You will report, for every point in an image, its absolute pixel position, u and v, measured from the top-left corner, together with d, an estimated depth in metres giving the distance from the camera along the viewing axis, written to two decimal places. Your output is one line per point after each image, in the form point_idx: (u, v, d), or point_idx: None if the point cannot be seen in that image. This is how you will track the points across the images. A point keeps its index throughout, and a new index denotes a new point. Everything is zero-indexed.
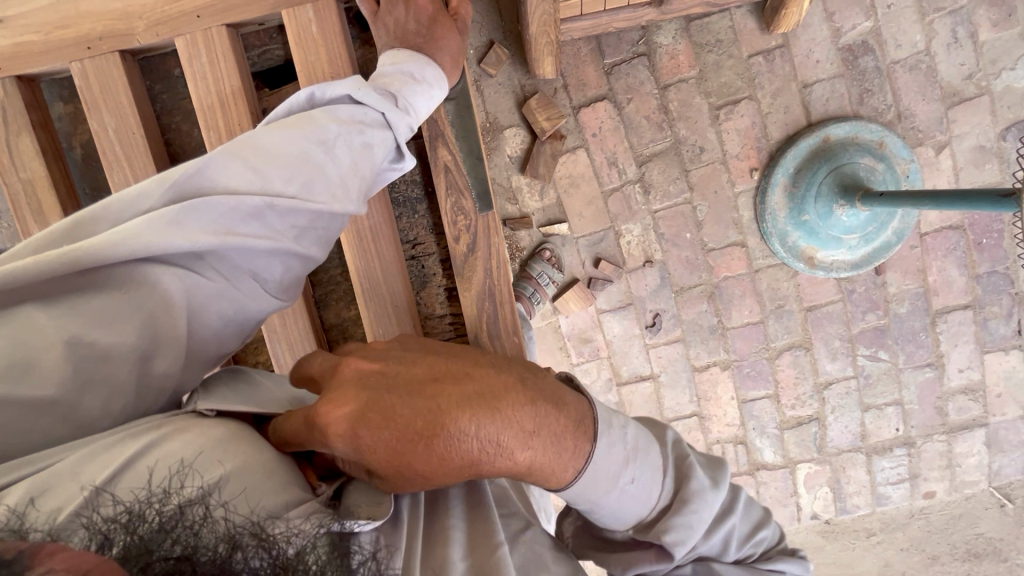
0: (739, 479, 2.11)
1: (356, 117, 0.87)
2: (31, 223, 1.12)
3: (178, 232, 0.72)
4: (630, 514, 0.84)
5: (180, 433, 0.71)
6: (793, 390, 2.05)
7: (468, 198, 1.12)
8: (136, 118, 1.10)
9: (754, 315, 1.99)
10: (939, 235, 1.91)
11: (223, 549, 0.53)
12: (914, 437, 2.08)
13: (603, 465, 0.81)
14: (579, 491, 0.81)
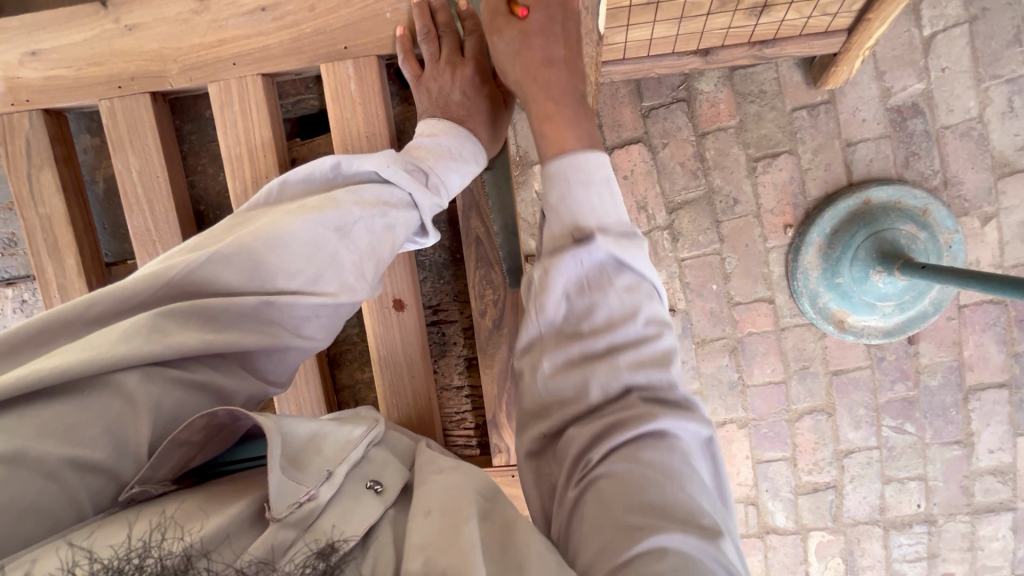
0: (746, 540, 2.05)
1: (381, 198, 0.85)
2: (46, 257, 1.11)
3: (169, 338, 0.67)
4: (570, 211, 0.81)
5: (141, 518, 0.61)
6: (812, 455, 1.97)
7: (498, 271, 1.12)
8: (161, 161, 1.08)
9: (776, 374, 1.92)
10: (978, 309, 1.82)
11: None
12: (936, 515, 1.98)
13: (597, 163, 0.83)
14: (572, 166, 0.83)
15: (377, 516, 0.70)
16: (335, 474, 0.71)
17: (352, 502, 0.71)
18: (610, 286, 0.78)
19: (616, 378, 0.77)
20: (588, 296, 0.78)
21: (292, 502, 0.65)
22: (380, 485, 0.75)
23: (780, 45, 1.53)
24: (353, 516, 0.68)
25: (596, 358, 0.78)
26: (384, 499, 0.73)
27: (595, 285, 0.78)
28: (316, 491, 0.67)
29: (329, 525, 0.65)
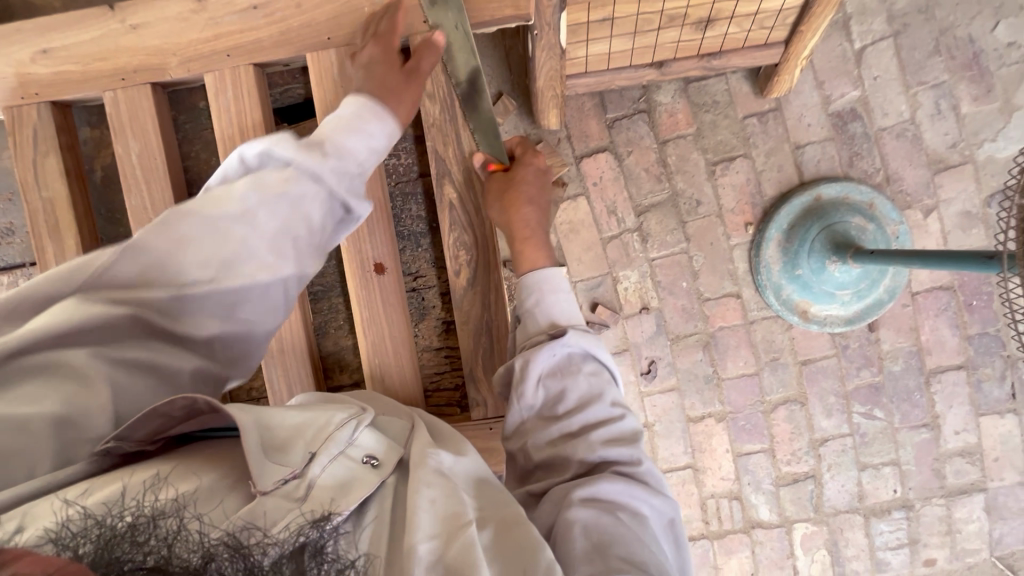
0: (733, 536, 2.07)
1: (284, 179, 0.90)
2: (46, 238, 1.16)
3: (87, 314, 0.75)
4: (544, 315, 1.06)
5: (122, 476, 0.71)
6: (789, 445, 2.02)
7: (471, 233, 1.19)
8: (160, 145, 1.16)
9: (749, 366, 2.00)
10: (930, 295, 1.94)
11: (198, 561, 0.55)
12: (913, 500, 2.03)
13: (560, 276, 1.09)
14: (542, 276, 1.08)
15: (372, 484, 0.81)
16: (319, 453, 0.81)
17: (347, 472, 0.82)
18: (578, 376, 1.00)
19: (591, 450, 0.95)
20: (560, 384, 1.00)
21: (277, 479, 0.74)
22: (376, 460, 0.87)
23: (726, 57, 1.69)
24: (348, 486, 0.79)
25: (568, 435, 0.98)
26: (380, 472, 0.84)
27: (563, 374, 1.00)
28: (299, 470, 0.77)
29: (315, 499, 0.74)
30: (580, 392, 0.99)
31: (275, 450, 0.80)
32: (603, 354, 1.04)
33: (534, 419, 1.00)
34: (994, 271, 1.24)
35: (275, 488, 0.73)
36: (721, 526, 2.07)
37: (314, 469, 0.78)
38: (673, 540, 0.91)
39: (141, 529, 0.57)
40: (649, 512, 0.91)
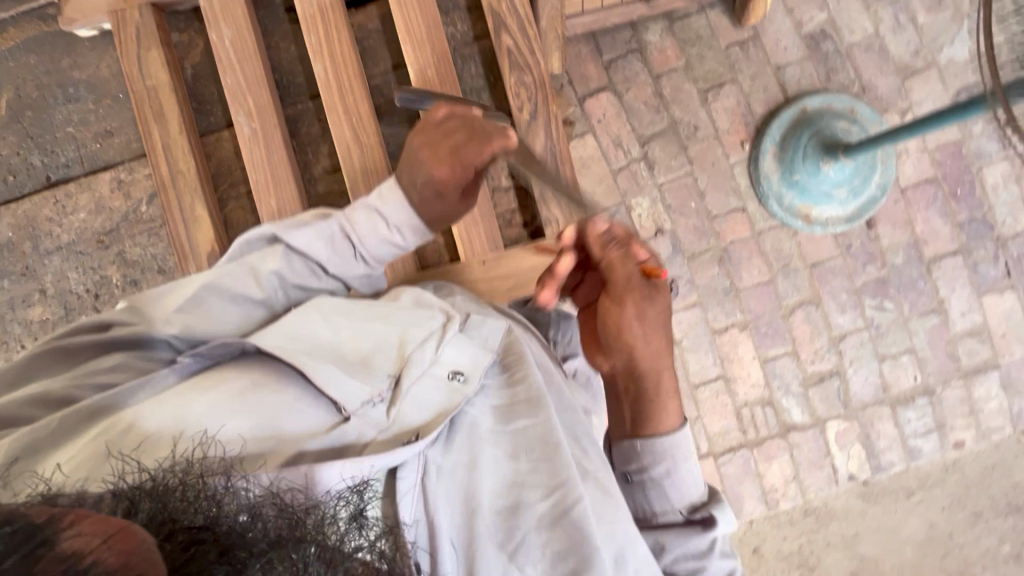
0: (771, 442, 2.15)
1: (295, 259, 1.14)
2: (152, 120, 1.38)
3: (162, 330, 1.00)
4: (677, 486, 1.13)
5: (219, 380, 0.87)
6: (811, 346, 2.14)
7: (528, 75, 1.50)
8: (248, 28, 1.39)
9: (763, 274, 2.13)
10: (918, 189, 2.12)
11: (240, 520, 0.62)
12: (933, 385, 2.15)
13: (689, 442, 1.14)
14: (670, 445, 1.13)
15: (457, 401, 1.01)
16: (402, 377, 1.00)
17: (431, 391, 1.02)
18: (713, 559, 1.09)
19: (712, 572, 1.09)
20: (697, 563, 1.09)
21: (369, 401, 0.95)
22: (462, 375, 1.05)
23: None
24: (436, 413, 0.99)
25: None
26: (466, 386, 1.04)
27: (702, 560, 1.09)
28: (387, 395, 0.97)
29: (412, 426, 0.96)
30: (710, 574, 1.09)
31: (365, 367, 0.99)
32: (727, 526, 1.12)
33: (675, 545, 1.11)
34: (976, 113, 1.37)
35: (360, 411, 0.93)
36: (758, 433, 2.15)
37: (399, 399, 0.97)
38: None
39: (196, 491, 0.63)
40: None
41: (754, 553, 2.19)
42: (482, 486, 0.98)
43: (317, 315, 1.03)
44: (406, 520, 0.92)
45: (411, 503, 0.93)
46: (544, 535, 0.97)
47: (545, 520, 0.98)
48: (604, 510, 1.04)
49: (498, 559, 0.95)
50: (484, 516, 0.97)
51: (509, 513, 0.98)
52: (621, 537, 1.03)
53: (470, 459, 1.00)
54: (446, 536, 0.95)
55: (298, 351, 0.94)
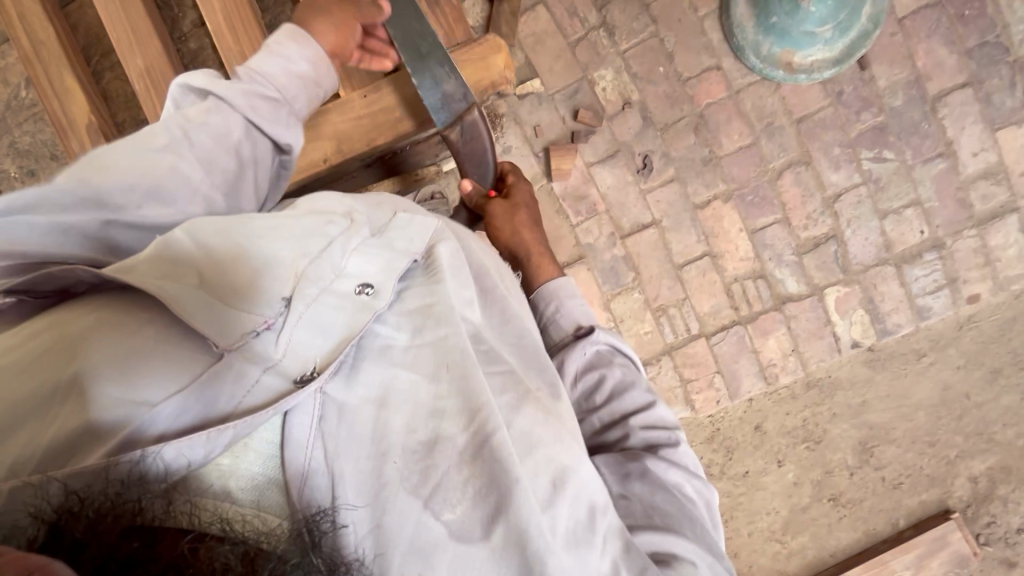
0: (766, 317, 2.06)
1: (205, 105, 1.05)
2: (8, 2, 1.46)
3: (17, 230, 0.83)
4: (563, 319, 1.28)
5: (55, 329, 0.75)
6: (803, 210, 1.99)
7: None
8: None
9: (745, 138, 1.96)
10: (917, 17, 1.89)
11: (189, 543, 0.55)
12: (943, 237, 1.98)
13: (569, 283, 1.33)
14: (552, 289, 1.32)
15: (362, 322, 0.88)
16: (293, 299, 0.86)
17: (331, 313, 0.87)
18: (612, 367, 1.20)
19: (615, 383, 1.18)
20: (596, 374, 1.19)
21: (250, 329, 0.82)
22: (371, 288, 0.91)
23: None
24: (338, 342, 0.86)
25: (609, 421, 1.16)
26: (375, 300, 0.90)
27: (600, 367, 1.19)
28: (273, 322, 0.84)
29: (301, 357, 0.84)
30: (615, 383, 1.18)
31: (250, 291, 0.84)
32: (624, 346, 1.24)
33: (575, 367, 1.21)
34: None
35: (242, 346, 0.80)
36: (751, 309, 2.05)
37: (287, 327, 0.84)
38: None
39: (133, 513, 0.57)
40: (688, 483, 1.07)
41: (757, 431, 2.14)
42: (392, 423, 0.86)
43: (193, 235, 0.87)
44: (297, 467, 0.79)
45: (304, 452, 0.80)
46: (469, 472, 0.85)
47: (463, 452, 0.85)
48: (541, 435, 0.92)
49: (414, 505, 0.83)
50: (396, 458, 0.84)
51: (427, 450, 0.85)
52: (563, 458, 0.93)
53: (379, 395, 0.88)
54: (351, 484, 0.83)
55: (161, 283, 0.80)
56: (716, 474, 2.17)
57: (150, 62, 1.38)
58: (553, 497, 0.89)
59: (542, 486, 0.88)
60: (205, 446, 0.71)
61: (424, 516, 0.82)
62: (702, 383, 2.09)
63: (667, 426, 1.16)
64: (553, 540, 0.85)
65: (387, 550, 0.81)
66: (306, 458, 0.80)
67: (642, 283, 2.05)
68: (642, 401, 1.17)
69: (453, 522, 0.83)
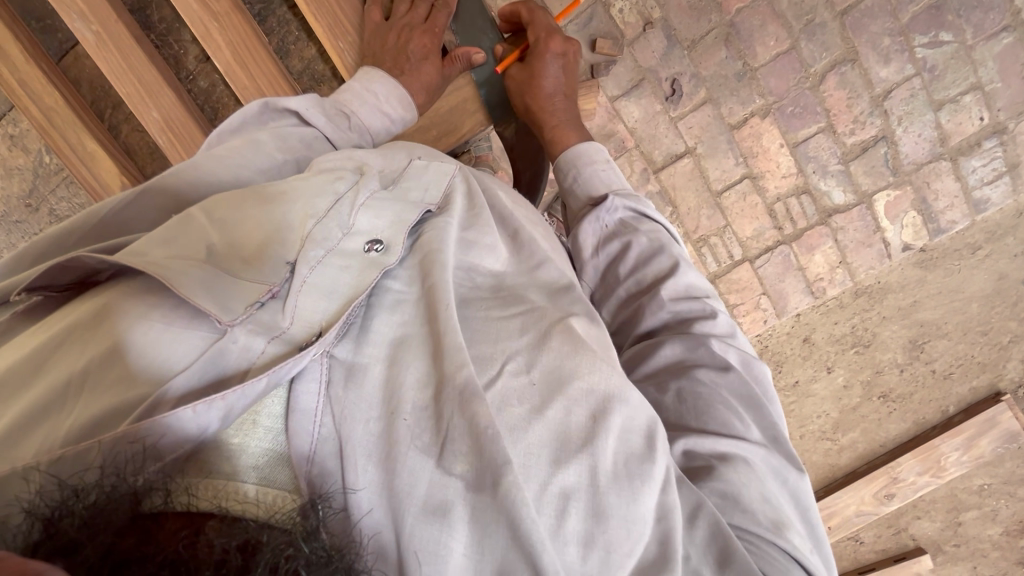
0: (812, 233, 1.99)
1: (304, 142, 1.09)
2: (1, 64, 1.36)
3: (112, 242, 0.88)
4: (585, 188, 1.12)
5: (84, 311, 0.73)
6: (849, 114, 1.85)
7: None
8: None
9: (782, 42, 1.79)
10: None
11: (189, 535, 0.51)
12: (1005, 122, 1.84)
13: (594, 145, 1.15)
14: (575, 152, 1.15)
15: (371, 276, 0.83)
16: (297, 264, 0.81)
17: (336, 273, 0.82)
18: (632, 232, 1.02)
19: (638, 247, 1.01)
20: (619, 242, 1.03)
21: (255, 300, 0.76)
22: (380, 243, 0.87)
23: None
24: (344, 300, 0.79)
25: (635, 293, 1.00)
26: (388, 255, 0.86)
27: (622, 233, 1.03)
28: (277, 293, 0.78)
29: (298, 324, 0.76)
30: (638, 250, 1.01)
31: (256, 259, 0.80)
32: (649, 209, 1.06)
33: (593, 239, 1.06)
34: None
35: (246, 320, 0.73)
36: (795, 227, 1.99)
37: (292, 295, 0.78)
38: (805, 519, 0.83)
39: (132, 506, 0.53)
40: (727, 356, 0.91)
41: (805, 343, 2.17)
42: (402, 380, 0.77)
43: (208, 210, 0.84)
44: (303, 438, 0.72)
45: (310, 420, 0.73)
46: (481, 419, 0.72)
47: (468, 393, 0.73)
48: (572, 368, 0.80)
49: (424, 465, 0.71)
50: (406, 416, 0.74)
51: (436, 401, 0.75)
52: (603, 388, 0.78)
53: (388, 353, 0.80)
54: (357, 448, 0.72)
55: (168, 253, 0.75)
56: None
57: (168, 115, 1.32)
58: (592, 433, 0.75)
59: (578, 421, 0.76)
60: (219, 414, 0.66)
61: (438, 475, 0.71)
62: (748, 307, 2.09)
63: (701, 295, 0.98)
64: (594, 482, 0.72)
65: (398, 510, 0.69)
66: (312, 426, 0.73)
67: (680, 216, 1.99)
68: (671, 274, 0.97)
69: (468, 477, 0.71)
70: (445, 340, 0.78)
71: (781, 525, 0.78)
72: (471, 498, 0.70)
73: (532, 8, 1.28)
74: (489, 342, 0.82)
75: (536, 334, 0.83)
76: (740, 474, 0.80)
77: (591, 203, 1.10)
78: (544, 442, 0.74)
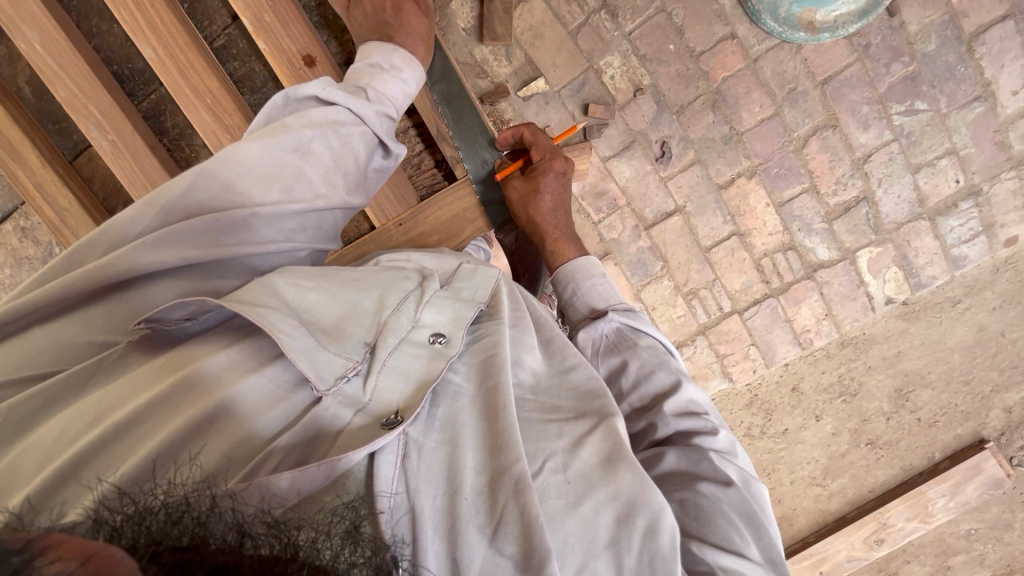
0: (798, 287, 2.05)
1: (329, 118, 1.00)
2: (10, 161, 1.39)
3: (165, 252, 0.83)
4: (585, 301, 1.16)
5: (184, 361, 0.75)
6: (831, 175, 1.93)
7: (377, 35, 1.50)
8: (61, 35, 1.27)
9: (766, 109, 1.87)
10: None
11: (232, 539, 0.52)
12: (979, 184, 1.93)
13: (592, 262, 1.20)
14: (574, 266, 1.20)
15: (439, 367, 0.84)
16: (377, 347, 0.84)
17: (411, 359, 0.85)
18: (634, 350, 1.03)
19: (639, 363, 1.02)
20: (619, 357, 1.04)
21: (342, 375, 0.80)
22: (444, 337, 0.88)
23: None
24: (419, 385, 0.82)
25: (640, 409, 0.99)
26: (450, 347, 0.87)
27: (623, 348, 1.04)
28: (360, 368, 0.82)
29: (378, 408, 0.80)
30: (638, 365, 1.02)
31: (337, 333, 0.83)
32: (649, 326, 1.07)
33: (595, 349, 1.07)
34: None
35: (336, 389, 0.78)
36: (782, 280, 2.04)
37: (372, 380, 0.81)
38: None
39: (196, 521, 0.52)
40: (728, 471, 0.88)
41: (794, 393, 2.20)
42: (464, 463, 0.78)
43: (286, 278, 0.85)
44: (381, 504, 0.73)
45: (387, 489, 0.74)
46: (532, 509, 0.73)
47: (522, 484, 0.75)
48: (599, 476, 0.79)
49: (479, 541, 0.74)
50: (466, 497, 0.76)
51: (492, 489, 0.76)
52: (628, 493, 0.78)
53: (452, 434, 0.81)
54: (428, 520, 0.75)
55: (258, 304, 0.79)
56: (757, 435, 2.25)
57: None
58: (616, 536, 0.76)
59: (605, 525, 0.77)
60: (313, 475, 0.70)
61: (489, 554, 0.73)
62: (738, 357, 2.13)
63: (701, 411, 0.97)
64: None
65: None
66: (390, 494, 0.74)
67: (670, 270, 2.04)
68: (673, 394, 0.97)
69: (517, 559, 0.72)
70: (506, 435, 0.79)
71: None
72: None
73: (534, 128, 1.37)
74: (530, 440, 0.82)
75: (570, 438, 0.83)
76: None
77: (592, 315, 1.12)
78: (575, 534, 0.75)
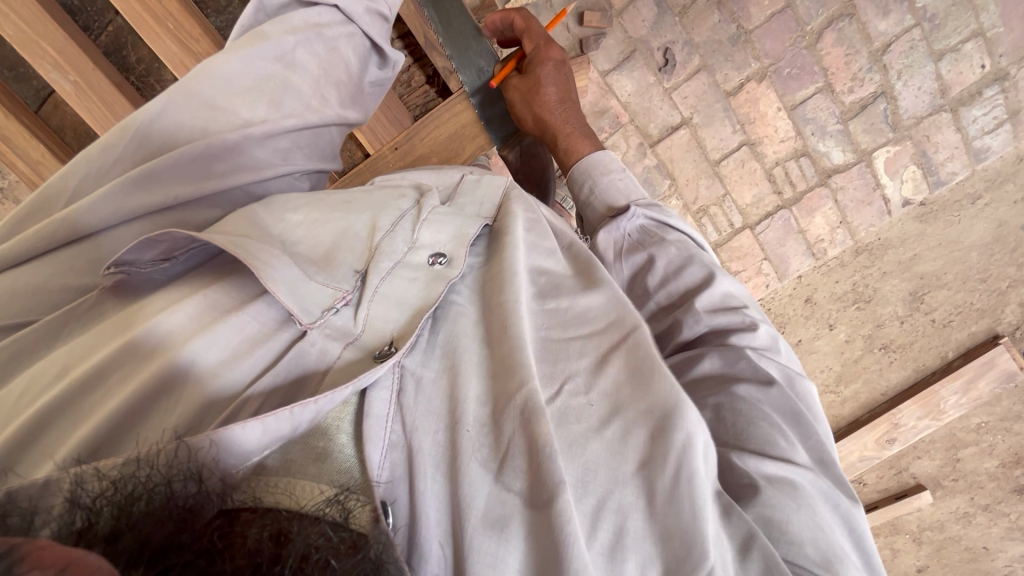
0: (812, 195, 1.98)
1: (312, 20, 0.92)
2: None
3: (148, 194, 0.79)
4: (604, 198, 1.11)
5: (148, 314, 0.70)
6: (847, 72, 1.82)
7: None
8: None
9: (777, 2, 1.75)
10: None
11: (222, 520, 0.49)
12: (1007, 68, 1.81)
13: (609, 155, 1.14)
14: (590, 160, 1.14)
15: (438, 290, 0.79)
16: (369, 273, 0.79)
17: (405, 285, 0.80)
18: (659, 245, 1.00)
19: (666, 257, 0.98)
20: (644, 254, 1.00)
21: (331, 305, 0.74)
22: (444, 256, 0.84)
23: None
24: (414, 313, 0.76)
25: (668, 307, 0.96)
26: (452, 266, 0.82)
27: (647, 245, 1.01)
28: (350, 297, 0.76)
29: (370, 332, 0.75)
30: (664, 263, 0.98)
31: (326, 260, 0.79)
32: (676, 221, 1.04)
33: (619, 249, 1.04)
34: None
35: (324, 320, 0.73)
36: (795, 190, 1.97)
37: (362, 311, 0.75)
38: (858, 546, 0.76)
39: (174, 503, 0.48)
40: (768, 370, 0.84)
41: (807, 304, 2.16)
42: (466, 391, 0.72)
43: (267, 205, 0.84)
44: (375, 442, 0.67)
45: (383, 425, 0.68)
46: (542, 435, 0.67)
47: (531, 411, 0.69)
48: (628, 393, 0.73)
49: (484, 479, 0.67)
50: (468, 429, 0.70)
51: (495, 419, 0.70)
52: (666, 403, 0.70)
53: (449, 363, 0.75)
54: (427, 458, 0.69)
55: (239, 237, 0.74)
56: None
57: None
58: (651, 453, 0.68)
59: (637, 442, 0.69)
60: (290, 422, 0.62)
61: (497, 491, 0.67)
62: (751, 273, 2.09)
63: (738, 305, 0.94)
64: (650, 501, 0.65)
65: (459, 527, 0.65)
66: (383, 429, 0.68)
67: (678, 188, 1.96)
68: (703, 286, 0.94)
69: (526, 496, 0.66)
70: (515, 361, 0.73)
71: (832, 561, 0.70)
72: (530, 517, 0.65)
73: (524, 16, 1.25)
74: (548, 363, 0.76)
75: (594, 356, 0.77)
76: (783, 502, 0.71)
77: (613, 212, 1.08)
78: (599, 460, 0.68)
